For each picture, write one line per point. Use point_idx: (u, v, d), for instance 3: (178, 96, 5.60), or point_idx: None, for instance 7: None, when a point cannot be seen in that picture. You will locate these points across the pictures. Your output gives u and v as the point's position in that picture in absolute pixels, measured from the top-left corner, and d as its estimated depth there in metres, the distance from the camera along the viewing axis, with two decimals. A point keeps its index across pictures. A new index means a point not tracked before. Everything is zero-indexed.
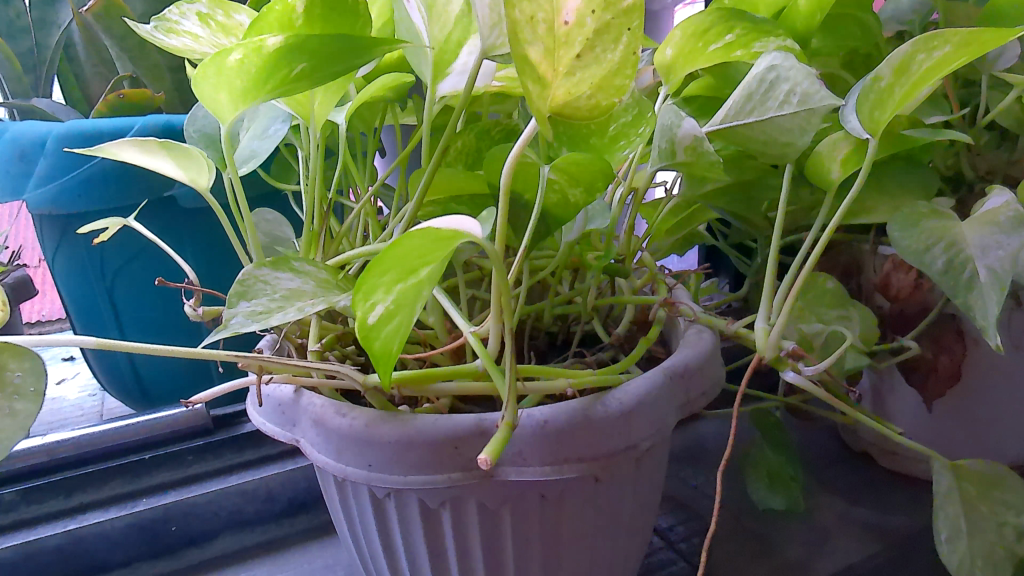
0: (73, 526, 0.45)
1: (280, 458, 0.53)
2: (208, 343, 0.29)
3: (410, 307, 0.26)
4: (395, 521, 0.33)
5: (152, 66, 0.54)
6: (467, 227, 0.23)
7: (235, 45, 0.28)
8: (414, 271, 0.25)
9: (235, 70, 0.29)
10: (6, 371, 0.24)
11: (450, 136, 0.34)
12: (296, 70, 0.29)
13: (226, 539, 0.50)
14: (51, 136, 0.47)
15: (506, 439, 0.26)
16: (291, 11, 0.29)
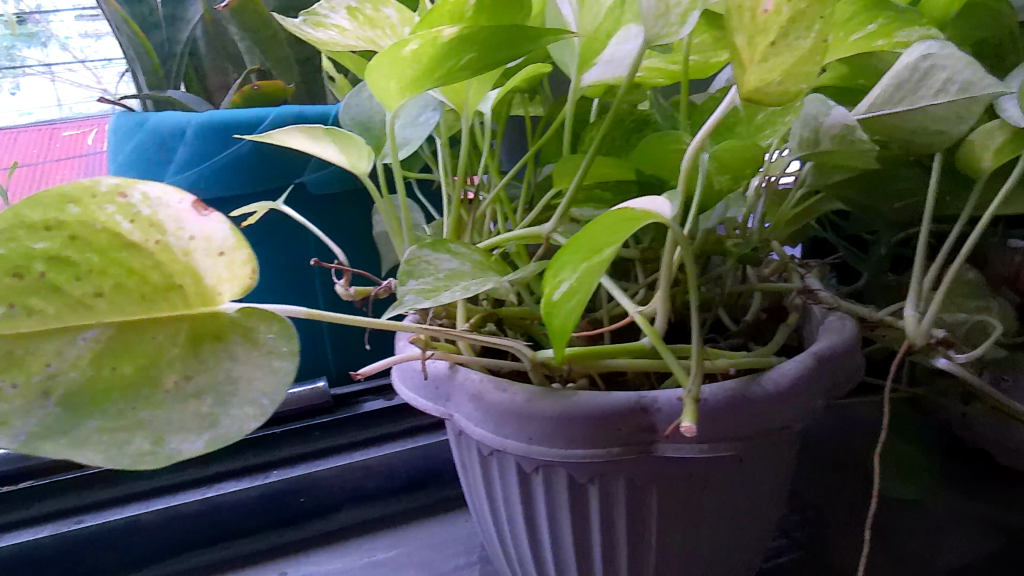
0: (211, 493, 0.48)
1: (398, 437, 0.55)
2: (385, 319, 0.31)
3: (592, 284, 0.27)
4: (542, 493, 0.35)
5: (280, 60, 0.55)
6: (659, 208, 0.24)
7: (414, 35, 0.29)
8: (598, 251, 0.26)
9: (408, 61, 0.31)
10: (258, 333, 0.25)
11: (607, 124, 0.34)
12: (464, 60, 0.31)
13: (348, 512, 0.51)
14: (191, 126, 0.49)
15: (694, 414, 0.26)
16: (463, 3, 0.30)
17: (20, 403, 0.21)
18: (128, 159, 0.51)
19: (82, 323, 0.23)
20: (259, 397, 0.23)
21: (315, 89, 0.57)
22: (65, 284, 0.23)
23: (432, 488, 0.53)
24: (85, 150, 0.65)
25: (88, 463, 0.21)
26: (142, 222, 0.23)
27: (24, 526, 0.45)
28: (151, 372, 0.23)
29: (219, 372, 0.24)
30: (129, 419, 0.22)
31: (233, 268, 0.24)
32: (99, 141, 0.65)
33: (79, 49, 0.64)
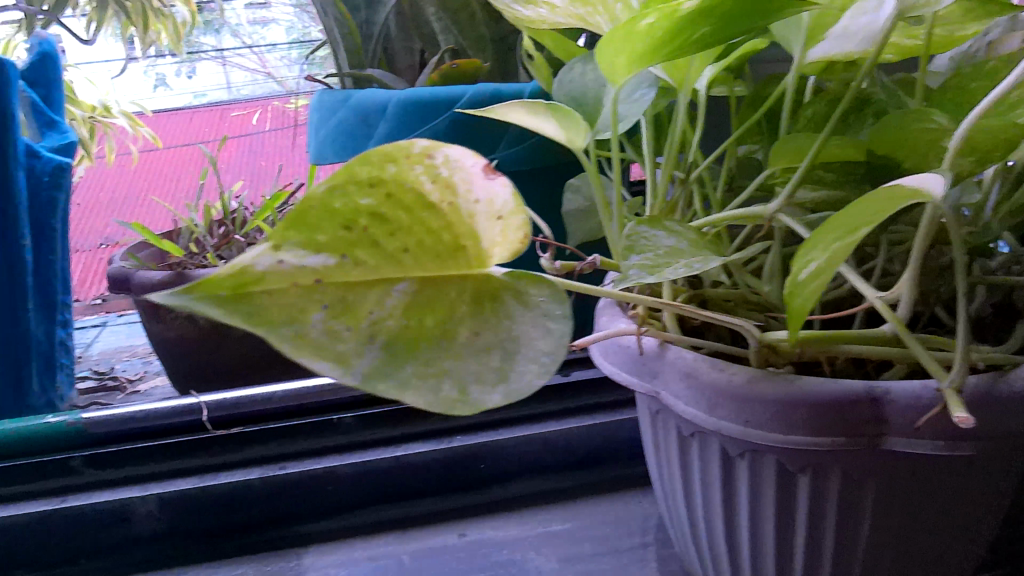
0: (400, 452, 0.50)
1: (576, 413, 0.54)
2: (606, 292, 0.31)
3: None
4: (746, 477, 0.35)
5: (478, 39, 0.56)
6: (931, 184, 0.23)
7: (652, 9, 0.28)
8: (855, 230, 0.25)
9: (642, 36, 0.30)
10: (530, 296, 0.21)
11: (843, 103, 0.33)
12: (696, 36, 0.30)
13: (525, 482, 0.52)
14: (392, 102, 0.52)
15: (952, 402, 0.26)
16: None
17: (355, 345, 0.18)
18: (332, 133, 0.54)
19: (392, 274, 0.20)
20: (541, 357, 0.20)
21: (508, 69, 0.58)
22: (381, 239, 0.19)
23: (607, 466, 0.53)
24: (249, 130, 0.73)
25: (419, 408, 0.17)
26: (441, 185, 0.19)
27: (235, 467, 0.50)
28: (447, 326, 0.20)
29: (499, 330, 0.20)
30: (430, 369, 0.19)
31: (507, 233, 0.21)
32: (262, 121, 0.72)
33: (247, 36, 0.71)
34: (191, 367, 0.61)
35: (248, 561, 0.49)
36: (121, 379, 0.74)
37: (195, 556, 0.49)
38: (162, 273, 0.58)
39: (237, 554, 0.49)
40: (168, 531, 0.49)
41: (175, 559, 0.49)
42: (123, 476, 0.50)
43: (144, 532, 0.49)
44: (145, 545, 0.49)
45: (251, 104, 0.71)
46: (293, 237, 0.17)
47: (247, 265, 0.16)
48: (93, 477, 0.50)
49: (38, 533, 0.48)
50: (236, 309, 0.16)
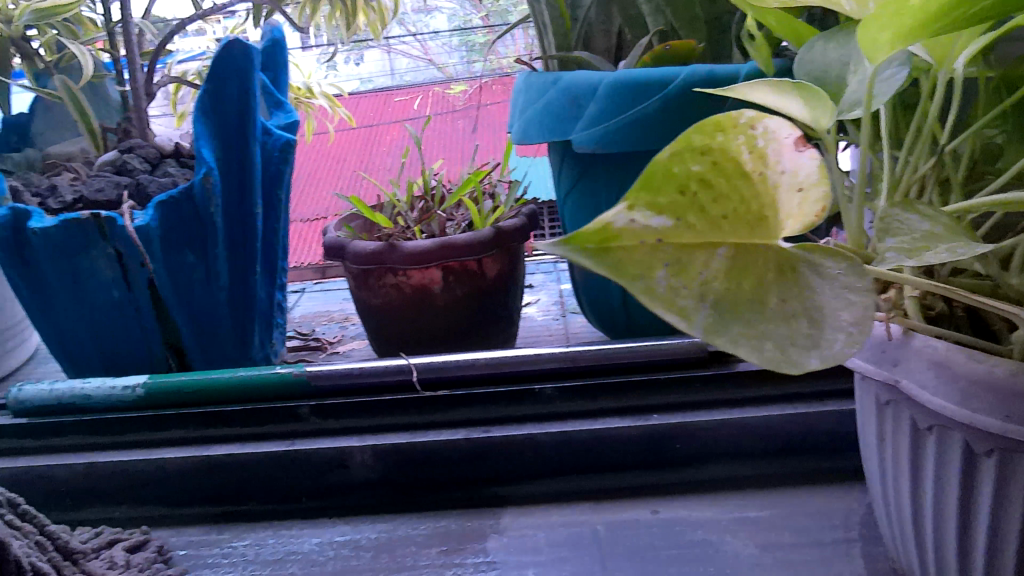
0: (598, 426, 0.52)
1: (777, 401, 0.53)
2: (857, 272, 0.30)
3: None
4: (991, 478, 0.33)
5: (692, 19, 0.55)
6: None
7: None
8: None
9: (916, 10, 0.27)
10: (824, 266, 0.21)
11: None
12: (979, 7, 0.27)
13: (719, 465, 0.53)
14: (603, 84, 0.53)
15: None
16: None
17: (692, 301, 0.18)
18: (541, 113, 0.57)
19: (712, 239, 0.20)
20: (849, 325, 0.19)
21: (722, 50, 0.57)
22: (707, 205, 0.20)
23: (805, 456, 0.52)
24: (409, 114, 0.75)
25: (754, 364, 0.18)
26: (757, 155, 0.21)
27: (442, 427, 0.54)
28: (761, 288, 0.20)
29: (805, 297, 0.20)
30: (755, 330, 0.19)
31: (805, 207, 0.21)
32: (423, 106, 0.75)
33: (414, 23, 0.79)
34: (394, 330, 0.66)
35: (452, 514, 0.53)
36: (323, 340, 0.80)
37: (406, 504, 0.54)
38: (374, 244, 0.62)
39: (445, 508, 0.54)
40: (381, 480, 0.54)
41: (388, 505, 0.54)
42: (343, 427, 0.55)
43: (361, 479, 0.54)
44: (361, 490, 0.54)
45: (413, 90, 0.75)
46: (641, 194, 0.18)
47: (608, 219, 0.17)
48: (318, 425, 0.55)
49: (273, 473, 0.55)
50: (601, 258, 0.17)
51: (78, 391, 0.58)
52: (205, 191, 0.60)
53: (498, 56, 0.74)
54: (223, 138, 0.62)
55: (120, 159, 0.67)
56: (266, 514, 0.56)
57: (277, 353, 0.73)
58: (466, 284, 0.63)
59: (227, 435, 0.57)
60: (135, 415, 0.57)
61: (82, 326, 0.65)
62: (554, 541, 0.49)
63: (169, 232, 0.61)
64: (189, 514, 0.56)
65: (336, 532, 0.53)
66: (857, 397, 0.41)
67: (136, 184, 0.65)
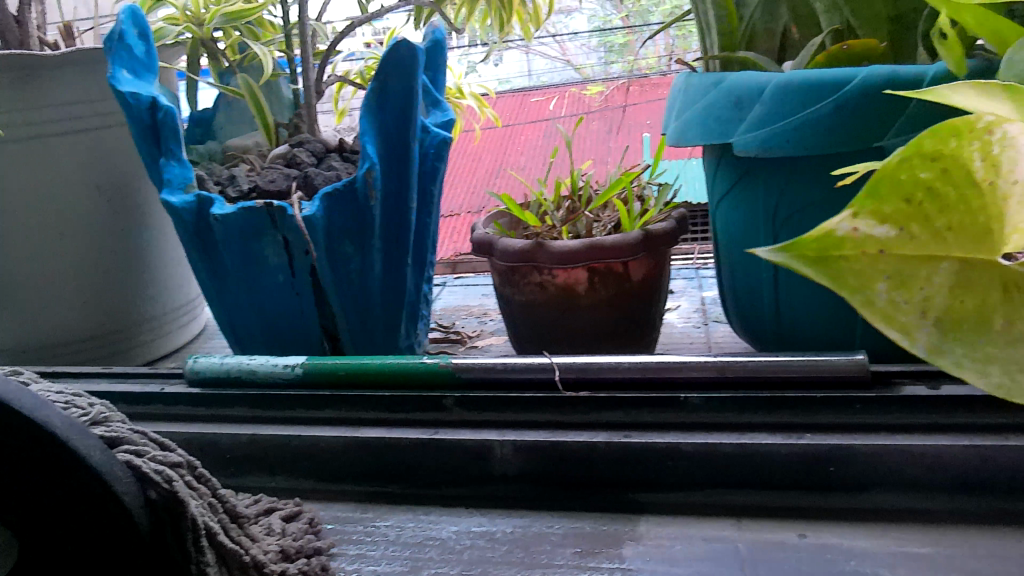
0: (745, 440, 0.50)
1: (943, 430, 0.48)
2: None
3: None
4: None
5: (873, 17, 0.50)
6: None
7: (974, 138, 0.18)
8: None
9: (961, 170, 0.18)
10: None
11: None
12: (983, 166, 0.18)
13: (878, 494, 0.49)
14: (769, 85, 0.51)
15: None
16: (993, 140, 0.18)
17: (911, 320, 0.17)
18: (700, 116, 0.55)
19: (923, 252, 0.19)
20: None
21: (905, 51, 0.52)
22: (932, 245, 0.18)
23: (988, 497, 0.47)
24: (548, 115, 0.80)
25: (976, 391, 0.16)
26: (989, 163, 0.18)
27: (581, 428, 0.54)
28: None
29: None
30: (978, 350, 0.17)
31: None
32: (558, 108, 0.79)
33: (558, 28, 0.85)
34: (536, 330, 0.66)
35: (588, 516, 0.52)
36: (463, 334, 0.82)
37: (541, 502, 0.54)
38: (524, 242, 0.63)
39: (580, 509, 0.53)
40: (520, 475, 0.55)
41: (524, 500, 0.55)
42: (485, 419, 0.56)
43: (500, 472, 0.55)
44: (501, 483, 0.55)
45: (550, 91, 0.80)
46: (865, 208, 0.17)
47: (832, 229, 0.16)
48: (460, 416, 0.57)
49: (417, 458, 0.56)
50: (823, 270, 0.16)
51: (246, 366, 0.63)
52: (366, 185, 0.63)
53: (637, 57, 0.76)
54: (385, 134, 0.65)
55: (290, 153, 0.73)
56: (407, 497, 0.58)
57: (421, 344, 0.77)
58: (611, 286, 0.63)
59: (374, 418, 0.59)
60: (295, 392, 0.61)
61: (250, 307, 0.70)
62: (693, 554, 0.48)
63: (331, 222, 0.65)
64: (336, 490, 0.59)
65: (472, 523, 0.54)
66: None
67: (304, 176, 0.70)
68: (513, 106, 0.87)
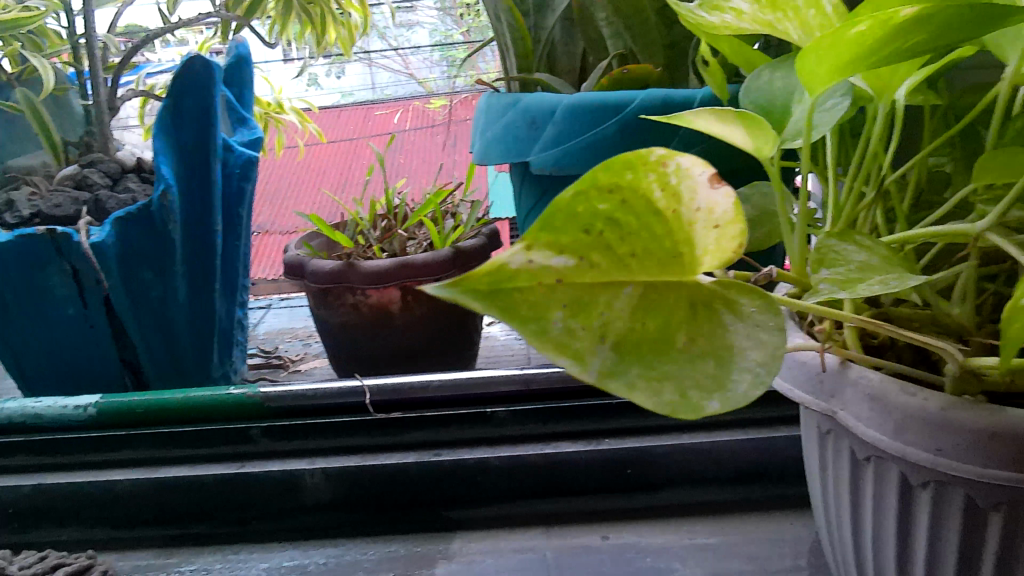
0: (550, 450, 0.52)
1: (727, 427, 0.52)
2: (708, 404, 0.18)
3: (708, 394, 0.19)
4: (925, 515, 0.33)
5: (649, 44, 0.54)
6: (714, 400, 0.18)
7: (651, 171, 0.19)
8: (702, 405, 0.18)
9: (639, 200, 0.19)
10: (699, 366, 0.19)
11: (695, 310, 0.21)
12: (661, 198, 0.20)
13: (672, 491, 0.51)
14: (561, 107, 0.53)
15: None
16: (671, 174, 0.19)
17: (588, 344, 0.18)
18: (500, 135, 0.57)
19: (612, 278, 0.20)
20: (752, 367, 0.19)
21: (680, 75, 0.56)
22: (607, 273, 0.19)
23: (765, 484, 0.51)
24: (392, 129, 0.77)
25: (645, 408, 0.17)
26: (669, 193, 0.20)
27: (392, 450, 0.54)
28: (665, 331, 0.20)
29: (717, 338, 0.20)
30: (657, 371, 0.19)
31: (722, 242, 0.21)
32: (403, 121, 0.78)
33: (394, 39, 0.81)
34: (351, 351, 0.65)
35: (402, 539, 0.52)
36: (285, 358, 0.79)
37: (355, 529, 0.53)
38: (334, 263, 0.62)
39: (395, 533, 0.53)
40: (333, 503, 0.53)
41: (338, 528, 0.53)
42: (293, 448, 0.55)
43: (312, 502, 0.53)
44: (314, 513, 0.54)
45: (394, 104, 0.77)
46: (539, 240, 0.18)
47: (504, 263, 0.17)
48: (269, 446, 0.56)
49: (223, 495, 0.54)
50: (493, 303, 0.16)
51: (26, 411, 0.54)
52: (163, 208, 0.60)
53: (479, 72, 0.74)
54: (182, 154, 0.62)
55: (80, 174, 0.67)
56: (215, 538, 0.55)
57: (238, 372, 0.73)
58: (424, 303, 0.63)
59: (177, 456, 0.56)
60: (86, 434, 0.56)
61: (36, 344, 0.64)
62: (503, 566, 0.48)
63: (125, 248, 0.61)
64: (135, 537, 0.55)
65: (283, 558, 0.52)
66: (813, 447, 0.39)
67: (95, 200, 0.65)
68: (336, 122, 0.83)
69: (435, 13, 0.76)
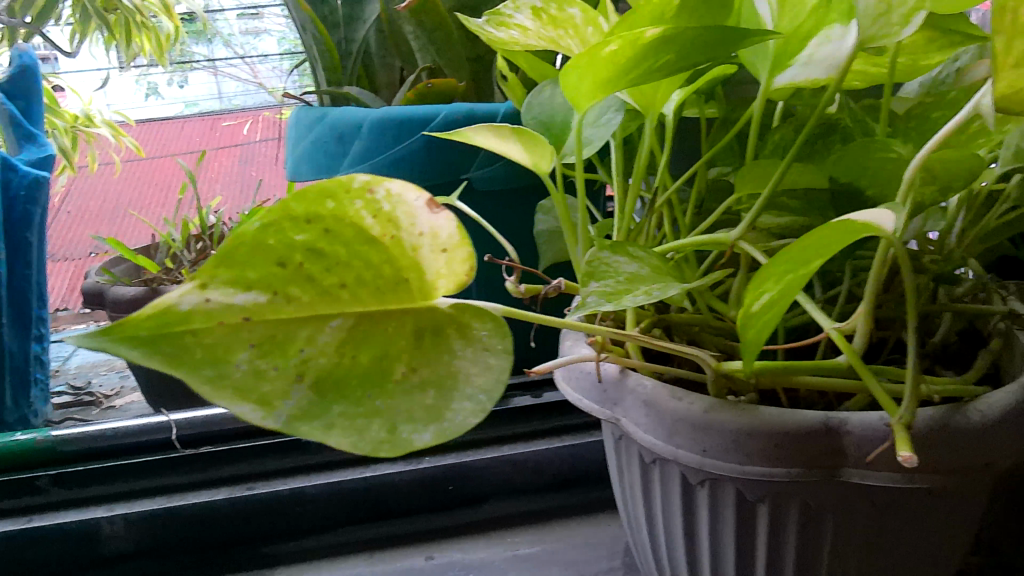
0: (369, 474, 0.52)
1: (545, 434, 0.56)
2: (415, 437, 0.19)
3: (413, 426, 0.19)
4: (705, 509, 0.34)
5: (454, 59, 0.54)
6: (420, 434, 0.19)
7: (354, 195, 0.19)
8: (402, 438, 0.19)
9: (345, 227, 0.19)
10: (417, 396, 0.20)
11: (424, 337, 0.21)
12: (372, 223, 0.20)
13: (493, 504, 0.54)
14: (367, 121, 0.51)
15: (903, 440, 0.24)
16: (378, 199, 0.19)
17: (281, 384, 0.18)
18: (308, 152, 0.53)
19: (325, 311, 0.20)
20: (476, 394, 0.20)
21: (485, 87, 0.57)
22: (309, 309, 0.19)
23: (580, 488, 0.55)
24: (241, 139, 0.78)
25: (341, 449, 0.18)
26: (382, 218, 0.20)
27: (200, 487, 0.52)
28: (382, 364, 0.20)
29: (442, 365, 0.21)
30: (364, 407, 0.19)
31: (452, 265, 0.21)
32: (252, 131, 0.77)
33: (239, 46, 0.74)
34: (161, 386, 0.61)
35: None
36: (98, 394, 0.73)
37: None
38: (135, 290, 0.57)
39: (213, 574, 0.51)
40: (137, 550, 0.50)
41: None
42: (89, 496, 0.51)
43: (113, 551, 0.50)
44: (118, 563, 0.50)
45: (243, 115, 0.76)
46: (221, 277, 0.18)
47: (173, 306, 0.17)
48: (60, 496, 0.51)
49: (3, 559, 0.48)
50: (156, 349, 0.16)
51: None
52: None
53: None
54: None
55: None
56: None
57: (42, 414, 0.67)
58: None
59: None
60: None
61: None
62: None
63: None
64: None
65: None
66: (611, 452, 0.40)
67: None
68: (148, 133, 0.76)
69: (283, 20, 0.74)
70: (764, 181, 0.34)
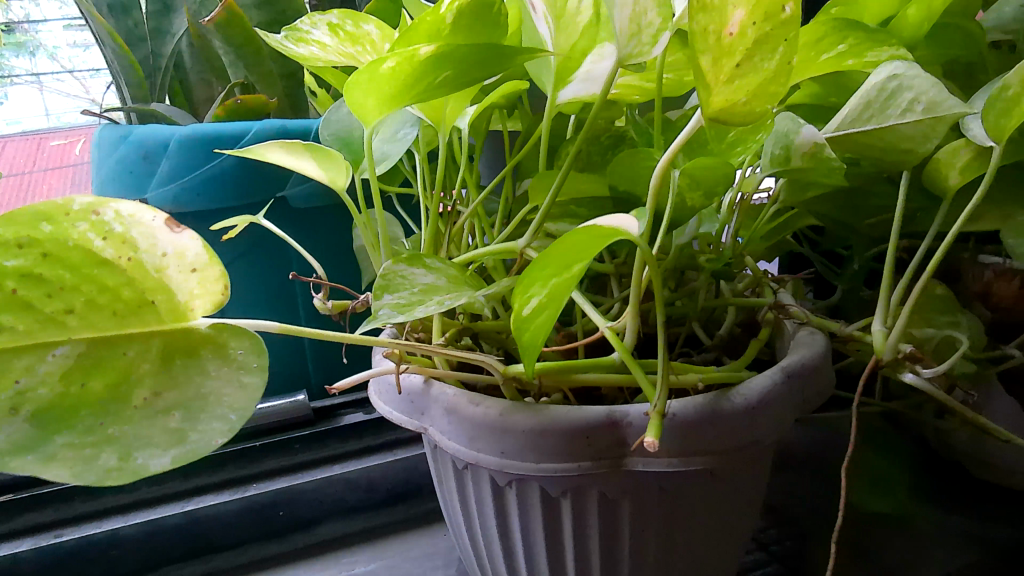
0: (191, 507, 0.51)
1: (379, 450, 0.59)
2: (152, 461, 0.22)
3: (140, 444, 0.22)
4: (515, 508, 0.36)
5: (265, 74, 0.54)
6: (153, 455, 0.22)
7: (73, 222, 0.23)
8: (125, 459, 0.22)
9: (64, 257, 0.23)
10: (162, 420, 0.23)
11: (169, 363, 0.25)
12: (96, 251, 0.23)
13: (329, 525, 0.55)
14: (174, 140, 0.48)
15: (659, 425, 0.27)
16: (102, 226, 0.23)
17: None
18: (110, 175, 0.49)
19: (49, 339, 0.23)
20: (228, 413, 0.24)
21: (301, 103, 0.57)
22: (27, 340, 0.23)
23: (413, 502, 0.57)
24: (71, 160, 0.64)
25: (54, 480, 0.21)
26: (114, 239, 0.24)
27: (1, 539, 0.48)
28: (118, 388, 0.24)
29: (190, 387, 0.24)
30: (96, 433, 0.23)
31: (205, 284, 0.25)
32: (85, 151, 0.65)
33: (67, 59, 0.65)
34: None
35: None
36: None
37: None
38: None
39: None
40: None
41: None
42: None
43: None
44: None
45: (76, 133, 0.65)
46: None
47: None
48: None
49: None
50: None
51: None
52: None
53: None
54: None
55: None
56: None
57: None
58: None
59: None
60: None
61: None
62: None
63: None
64: None
65: None
66: (431, 461, 0.40)
67: None
68: None
69: None
70: (549, 188, 0.35)
